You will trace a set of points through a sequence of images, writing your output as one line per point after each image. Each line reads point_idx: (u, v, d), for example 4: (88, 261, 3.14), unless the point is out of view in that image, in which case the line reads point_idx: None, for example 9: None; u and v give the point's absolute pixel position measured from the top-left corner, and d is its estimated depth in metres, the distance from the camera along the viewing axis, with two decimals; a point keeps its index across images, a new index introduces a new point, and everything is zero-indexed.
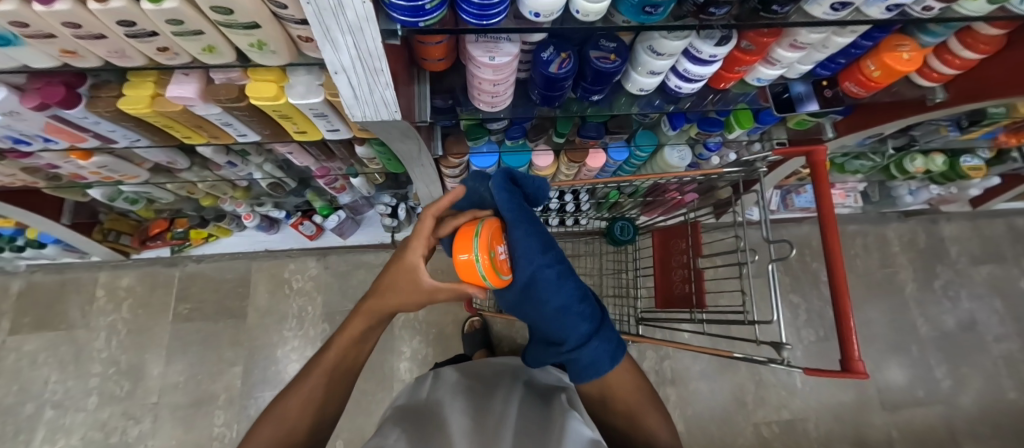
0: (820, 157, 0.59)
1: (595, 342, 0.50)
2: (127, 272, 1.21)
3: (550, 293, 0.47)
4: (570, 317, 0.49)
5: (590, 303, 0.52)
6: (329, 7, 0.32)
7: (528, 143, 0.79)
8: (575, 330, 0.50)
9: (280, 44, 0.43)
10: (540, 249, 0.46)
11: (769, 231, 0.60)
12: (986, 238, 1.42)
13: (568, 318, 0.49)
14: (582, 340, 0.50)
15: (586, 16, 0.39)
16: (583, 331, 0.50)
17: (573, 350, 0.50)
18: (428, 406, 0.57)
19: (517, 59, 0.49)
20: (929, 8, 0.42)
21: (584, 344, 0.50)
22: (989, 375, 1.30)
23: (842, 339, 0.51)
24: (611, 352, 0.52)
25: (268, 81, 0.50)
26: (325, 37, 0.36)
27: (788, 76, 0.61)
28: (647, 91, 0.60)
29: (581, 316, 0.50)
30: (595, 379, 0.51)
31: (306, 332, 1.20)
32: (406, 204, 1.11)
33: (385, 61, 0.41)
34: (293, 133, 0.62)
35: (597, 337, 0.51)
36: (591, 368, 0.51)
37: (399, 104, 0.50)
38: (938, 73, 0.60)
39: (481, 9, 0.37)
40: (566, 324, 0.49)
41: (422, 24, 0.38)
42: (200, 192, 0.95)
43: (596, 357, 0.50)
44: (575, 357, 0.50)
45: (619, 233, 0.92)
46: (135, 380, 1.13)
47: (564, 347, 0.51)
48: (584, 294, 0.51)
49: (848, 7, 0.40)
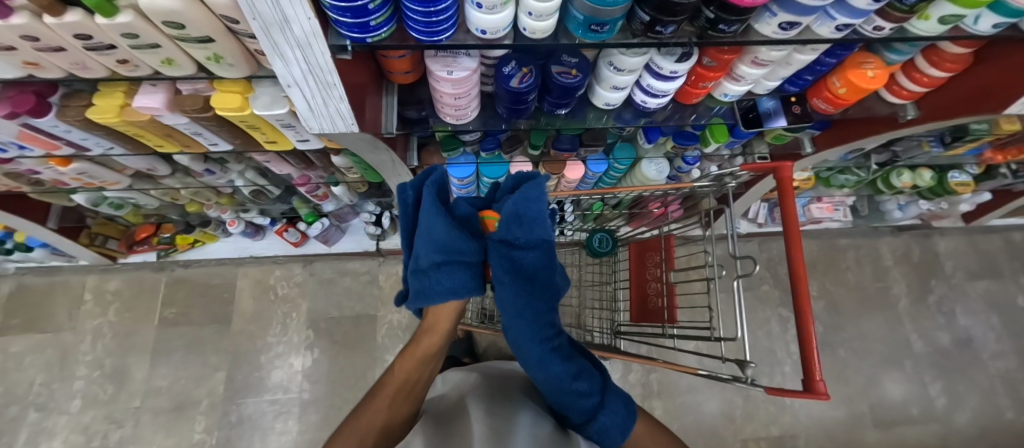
0: (786, 174, 0.59)
1: (602, 415, 0.53)
2: (115, 276, 1.22)
3: (543, 372, 0.51)
4: (568, 395, 0.51)
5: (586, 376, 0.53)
6: (275, 20, 0.34)
7: (503, 155, 0.80)
8: (575, 407, 0.52)
9: (237, 57, 0.44)
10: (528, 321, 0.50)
11: (734, 245, 0.59)
12: (982, 253, 1.40)
13: (565, 397, 0.52)
14: (588, 416, 0.53)
15: (534, 34, 0.40)
16: (585, 406, 0.52)
17: (581, 426, 0.53)
18: (453, 404, 0.59)
19: (476, 72, 0.49)
20: (880, 29, 0.42)
21: (590, 420, 0.53)
22: (987, 393, 1.27)
23: (804, 352, 0.50)
24: (622, 419, 0.54)
25: (234, 92, 0.51)
26: (275, 51, 0.37)
27: (757, 92, 0.61)
28: (614, 105, 0.60)
29: (580, 393, 0.51)
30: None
31: (289, 339, 1.20)
32: (390, 212, 1.13)
33: (337, 76, 0.42)
34: (263, 143, 0.62)
35: (602, 413, 0.53)
36: (608, 438, 0.53)
37: (355, 117, 0.51)
38: (907, 91, 0.60)
39: (429, 25, 0.38)
40: (566, 401, 0.52)
41: (370, 40, 0.39)
42: (185, 198, 0.96)
43: (605, 430, 0.52)
44: (585, 433, 0.53)
45: (598, 245, 0.91)
46: (119, 384, 1.14)
47: (571, 422, 0.54)
48: (581, 371, 0.53)
49: (797, 27, 0.40)
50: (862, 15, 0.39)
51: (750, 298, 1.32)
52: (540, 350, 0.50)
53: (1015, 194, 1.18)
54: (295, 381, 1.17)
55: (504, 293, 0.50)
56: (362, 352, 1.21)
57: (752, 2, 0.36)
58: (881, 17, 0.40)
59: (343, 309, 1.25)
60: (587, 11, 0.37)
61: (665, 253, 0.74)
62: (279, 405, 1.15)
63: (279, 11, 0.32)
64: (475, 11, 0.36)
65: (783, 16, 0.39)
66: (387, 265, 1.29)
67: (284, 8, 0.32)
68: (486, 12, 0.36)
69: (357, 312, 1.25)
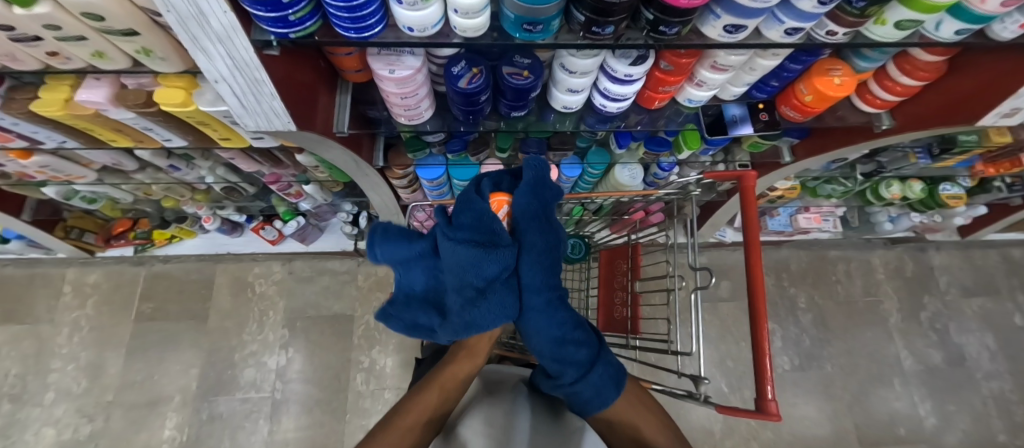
0: (750, 183, 0.57)
1: (597, 369, 0.49)
2: (94, 269, 1.22)
3: (543, 322, 0.45)
4: (566, 352, 0.47)
5: (585, 328, 0.49)
6: (191, 14, 0.32)
7: (471, 157, 0.78)
8: (569, 361, 0.48)
9: (168, 51, 0.42)
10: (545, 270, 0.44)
11: (694, 253, 0.57)
12: (979, 270, 1.36)
13: (565, 348, 0.47)
14: (581, 370, 0.49)
15: (465, 32, 0.38)
16: (580, 359, 0.48)
17: (574, 384, 0.49)
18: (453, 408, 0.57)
19: (422, 72, 0.48)
20: (834, 34, 0.40)
21: (583, 376, 0.49)
22: (979, 415, 1.23)
23: (757, 368, 0.48)
24: (613, 377, 0.50)
25: (177, 87, 0.49)
26: (195, 44, 0.36)
27: (723, 98, 0.59)
28: (574, 109, 0.58)
29: (577, 344, 0.47)
30: (601, 410, 0.50)
31: (264, 337, 1.20)
32: (367, 213, 1.11)
33: (265, 72, 0.41)
34: (216, 139, 0.61)
35: (597, 367, 0.49)
36: (596, 398, 0.50)
37: (292, 115, 0.50)
38: (881, 100, 0.57)
39: (354, 22, 0.36)
40: (562, 357, 0.48)
41: (294, 35, 0.37)
42: (159, 193, 0.95)
43: (598, 388, 0.49)
44: (577, 390, 0.49)
45: (570, 251, 0.89)
46: (93, 377, 1.14)
47: (561, 381, 0.50)
48: (579, 321, 0.48)
49: (743, 30, 0.38)
50: (811, 18, 0.37)
51: (734, 309, 1.30)
52: (542, 298, 0.44)
53: (1012, 209, 1.14)
54: (269, 379, 1.16)
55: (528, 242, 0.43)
56: (337, 353, 1.20)
57: (688, 4, 0.34)
58: (833, 22, 0.38)
59: (320, 308, 1.24)
60: (518, 10, 0.35)
61: (633, 261, 0.72)
62: (251, 403, 1.14)
63: (193, 4, 0.31)
64: (398, 8, 0.35)
65: (727, 19, 0.37)
66: (367, 265, 1.28)
67: (197, 1, 0.31)
68: (409, 9, 0.34)
69: (333, 312, 1.24)
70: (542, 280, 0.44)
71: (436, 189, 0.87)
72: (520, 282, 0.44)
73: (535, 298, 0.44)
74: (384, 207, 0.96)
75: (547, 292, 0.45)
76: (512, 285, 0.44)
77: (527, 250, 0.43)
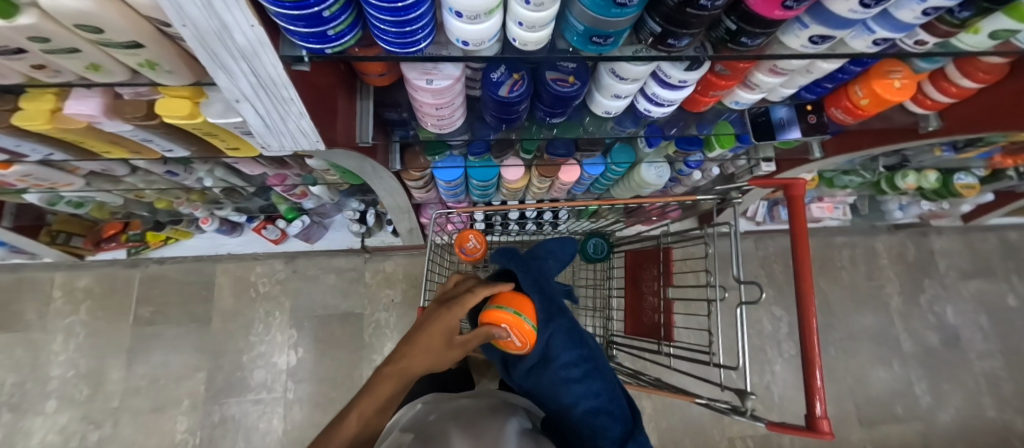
0: (797, 191, 0.55)
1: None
2: (85, 272, 1.16)
3: (576, 391, 0.49)
4: (598, 420, 0.47)
5: (619, 404, 0.51)
6: (212, 28, 0.28)
7: (493, 158, 0.73)
8: (603, 434, 0.46)
9: (176, 63, 0.37)
10: (577, 349, 0.52)
11: (740, 266, 0.55)
12: (976, 252, 1.39)
13: (598, 418, 0.47)
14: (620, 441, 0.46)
15: (525, 46, 0.34)
16: (614, 435, 0.46)
17: None
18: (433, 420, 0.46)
19: (461, 80, 0.43)
20: (922, 43, 0.36)
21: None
22: (971, 391, 1.29)
23: (804, 353, 0.51)
24: None
25: (182, 97, 0.44)
26: (215, 62, 0.32)
27: (770, 99, 0.55)
28: (614, 114, 0.54)
29: (611, 415, 0.48)
30: None
31: (273, 338, 1.17)
32: (374, 210, 1.06)
33: (293, 90, 0.36)
34: (224, 149, 0.56)
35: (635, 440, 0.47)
36: None
37: (319, 134, 0.46)
38: (932, 101, 0.55)
39: (402, 36, 0.32)
40: (595, 427, 0.47)
41: (330, 51, 0.33)
42: (151, 196, 0.88)
43: None
44: None
45: (592, 251, 0.86)
46: (95, 384, 1.10)
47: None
48: (612, 395, 0.51)
49: (829, 40, 0.35)
50: (905, 29, 0.34)
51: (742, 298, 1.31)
52: (578, 367, 0.51)
53: (1017, 196, 1.15)
54: (279, 380, 1.14)
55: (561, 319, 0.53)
56: (348, 352, 1.18)
57: (781, 15, 0.31)
58: (925, 31, 0.35)
59: (329, 307, 1.20)
60: (589, 21, 0.31)
61: (664, 266, 0.70)
62: (263, 405, 1.12)
63: (212, 14, 0.27)
64: (455, 21, 0.30)
65: (814, 29, 0.34)
66: (374, 262, 1.24)
67: (218, 11, 0.27)
68: (468, 22, 0.30)
69: (342, 310, 1.21)
70: (575, 354, 0.52)
71: (451, 189, 0.84)
72: (553, 355, 0.51)
73: (574, 370, 0.50)
74: (396, 207, 0.91)
75: (580, 363, 0.52)
76: (547, 356, 0.51)
77: (563, 324, 0.53)
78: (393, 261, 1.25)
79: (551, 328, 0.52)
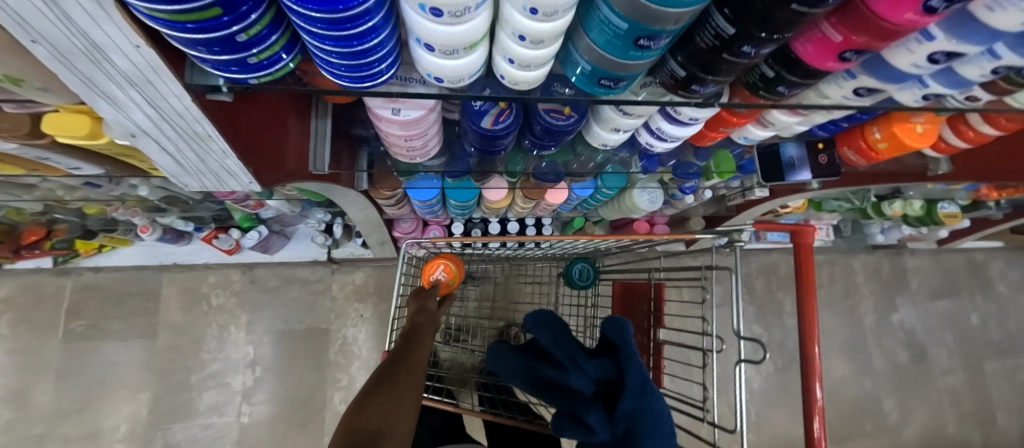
0: (806, 239, 0.51)
1: None
2: (3, 281, 1.01)
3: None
4: None
5: None
6: (77, 44, 0.20)
7: (474, 181, 0.65)
8: None
9: (52, 80, 0.28)
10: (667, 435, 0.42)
11: (741, 319, 0.51)
12: (946, 272, 1.42)
13: None
14: None
15: (515, 84, 0.27)
16: None
17: None
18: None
19: (436, 110, 0.36)
20: (972, 99, 0.32)
21: None
22: (936, 408, 1.32)
23: (805, 399, 0.47)
24: None
25: (80, 112, 0.34)
26: (90, 88, 0.24)
27: (780, 136, 0.50)
28: (611, 146, 0.48)
29: None
30: None
31: (227, 356, 1.06)
32: (342, 221, 0.96)
33: (209, 125, 0.29)
34: (148, 169, 0.46)
35: None
36: None
37: (252, 172, 0.38)
38: (947, 144, 0.51)
39: (355, 69, 0.24)
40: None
41: (258, 80, 0.25)
42: (76, 203, 0.76)
43: None
44: None
45: (577, 276, 0.82)
46: (16, 409, 0.97)
47: None
48: None
49: (874, 93, 0.30)
50: (961, 86, 0.29)
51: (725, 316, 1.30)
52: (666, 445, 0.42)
53: (993, 222, 1.16)
54: (233, 402, 1.05)
55: (651, 387, 0.45)
56: (312, 370, 1.09)
57: (831, 67, 0.25)
58: (981, 87, 0.30)
59: (291, 321, 1.11)
60: (597, 62, 0.25)
61: (656, 304, 0.66)
62: (215, 430, 1.03)
63: (71, 25, 0.19)
64: (426, 55, 0.23)
65: (863, 81, 0.28)
66: (342, 273, 1.15)
67: (79, 21, 0.19)
68: (442, 57, 0.23)
69: (305, 326, 1.11)
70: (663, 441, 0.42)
71: (427, 207, 0.77)
72: (638, 428, 0.42)
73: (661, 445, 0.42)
74: (365, 221, 0.83)
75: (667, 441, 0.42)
76: (632, 428, 0.42)
77: (653, 390, 0.45)
78: (364, 272, 1.16)
79: (637, 394, 0.44)
